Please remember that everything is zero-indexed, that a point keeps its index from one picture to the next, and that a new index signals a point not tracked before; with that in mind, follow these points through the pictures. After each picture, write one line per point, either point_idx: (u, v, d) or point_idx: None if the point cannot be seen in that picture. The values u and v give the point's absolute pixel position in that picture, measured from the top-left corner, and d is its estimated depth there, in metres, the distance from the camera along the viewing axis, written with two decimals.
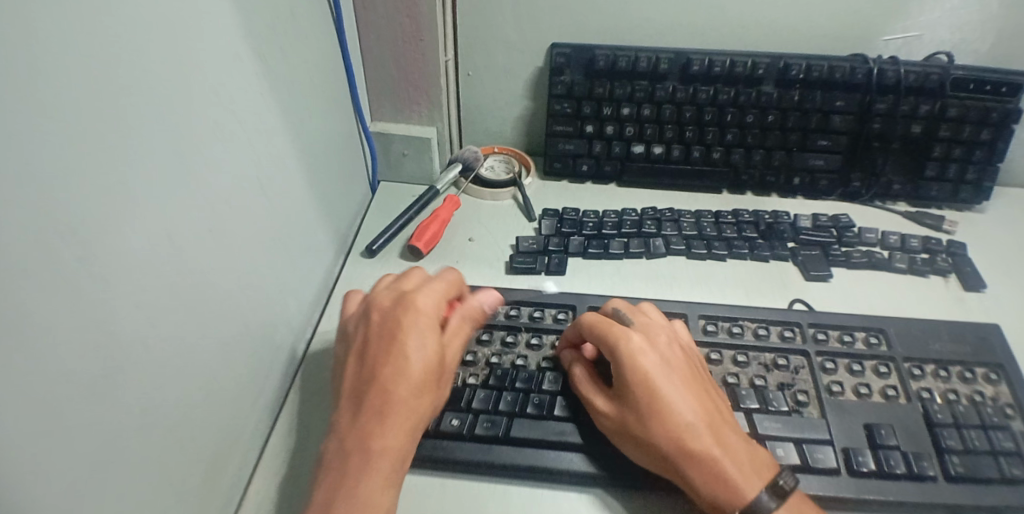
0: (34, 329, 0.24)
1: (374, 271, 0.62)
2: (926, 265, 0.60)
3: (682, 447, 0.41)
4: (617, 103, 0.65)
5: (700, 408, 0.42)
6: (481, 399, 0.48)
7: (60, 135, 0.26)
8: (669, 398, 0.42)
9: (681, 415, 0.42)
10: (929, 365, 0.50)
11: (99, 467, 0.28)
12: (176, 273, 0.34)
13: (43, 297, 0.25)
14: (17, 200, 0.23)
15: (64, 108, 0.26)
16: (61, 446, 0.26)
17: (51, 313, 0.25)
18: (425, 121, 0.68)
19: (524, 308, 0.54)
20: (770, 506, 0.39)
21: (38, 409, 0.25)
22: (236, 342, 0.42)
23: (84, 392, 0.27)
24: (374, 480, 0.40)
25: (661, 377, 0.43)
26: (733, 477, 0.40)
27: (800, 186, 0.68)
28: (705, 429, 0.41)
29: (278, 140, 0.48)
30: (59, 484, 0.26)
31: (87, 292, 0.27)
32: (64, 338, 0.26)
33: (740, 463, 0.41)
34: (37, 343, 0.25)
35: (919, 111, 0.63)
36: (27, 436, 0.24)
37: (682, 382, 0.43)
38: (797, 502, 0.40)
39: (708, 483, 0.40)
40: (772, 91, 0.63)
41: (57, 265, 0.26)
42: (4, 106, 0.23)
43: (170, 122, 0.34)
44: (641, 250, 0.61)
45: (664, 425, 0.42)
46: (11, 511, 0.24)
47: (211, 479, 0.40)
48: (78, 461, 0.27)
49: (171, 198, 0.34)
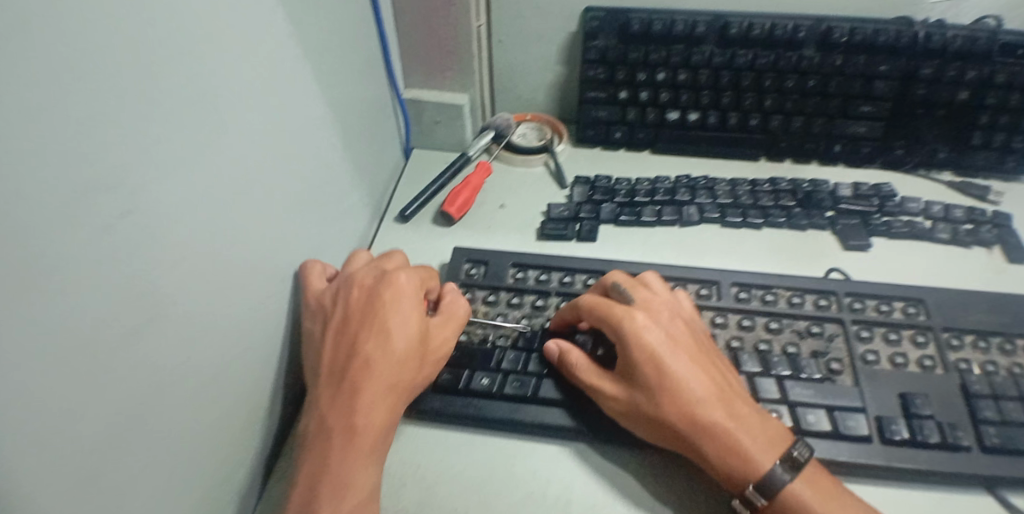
0: (68, 282, 0.26)
1: (407, 236, 0.63)
2: (970, 236, 0.59)
3: (694, 421, 0.41)
4: (652, 69, 0.64)
5: (710, 382, 0.42)
6: (511, 360, 0.49)
7: (87, 102, 0.27)
8: (677, 374, 0.42)
9: (690, 390, 0.42)
10: (968, 336, 0.49)
11: (132, 413, 0.30)
12: (208, 235, 0.36)
13: (76, 251, 0.26)
14: (49, 163, 0.25)
15: (90, 77, 0.27)
16: (95, 390, 0.28)
17: (85, 266, 0.27)
18: (456, 87, 0.68)
19: (555, 274, 0.55)
20: (785, 478, 0.39)
21: (73, 355, 0.27)
22: (267, 302, 0.44)
23: (117, 342, 0.29)
24: (359, 457, 0.41)
25: (668, 352, 0.43)
26: (748, 448, 0.40)
27: (841, 153, 0.66)
28: (716, 402, 0.41)
29: (312, 105, 0.48)
30: (94, 423, 0.28)
31: (118, 249, 0.29)
32: (98, 292, 0.28)
33: (753, 434, 0.41)
34: (70, 295, 0.26)
35: (965, 77, 0.60)
36: (62, 380, 0.26)
37: (688, 357, 0.43)
38: (813, 473, 0.40)
39: (720, 456, 0.41)
40: (813, 56, 0.61)
41: (88, 222, 0.27)
42: (33, 76, 0.24)
43: (201, 90, 0.35)
44: (674, 218, 0.61)
45: (673, 400, 0.42)
46: (49, 448, 0.25)
47: (245, 430, 0.43)
48: (111, 405, 0.29)
49: (200, 161, 0.35)
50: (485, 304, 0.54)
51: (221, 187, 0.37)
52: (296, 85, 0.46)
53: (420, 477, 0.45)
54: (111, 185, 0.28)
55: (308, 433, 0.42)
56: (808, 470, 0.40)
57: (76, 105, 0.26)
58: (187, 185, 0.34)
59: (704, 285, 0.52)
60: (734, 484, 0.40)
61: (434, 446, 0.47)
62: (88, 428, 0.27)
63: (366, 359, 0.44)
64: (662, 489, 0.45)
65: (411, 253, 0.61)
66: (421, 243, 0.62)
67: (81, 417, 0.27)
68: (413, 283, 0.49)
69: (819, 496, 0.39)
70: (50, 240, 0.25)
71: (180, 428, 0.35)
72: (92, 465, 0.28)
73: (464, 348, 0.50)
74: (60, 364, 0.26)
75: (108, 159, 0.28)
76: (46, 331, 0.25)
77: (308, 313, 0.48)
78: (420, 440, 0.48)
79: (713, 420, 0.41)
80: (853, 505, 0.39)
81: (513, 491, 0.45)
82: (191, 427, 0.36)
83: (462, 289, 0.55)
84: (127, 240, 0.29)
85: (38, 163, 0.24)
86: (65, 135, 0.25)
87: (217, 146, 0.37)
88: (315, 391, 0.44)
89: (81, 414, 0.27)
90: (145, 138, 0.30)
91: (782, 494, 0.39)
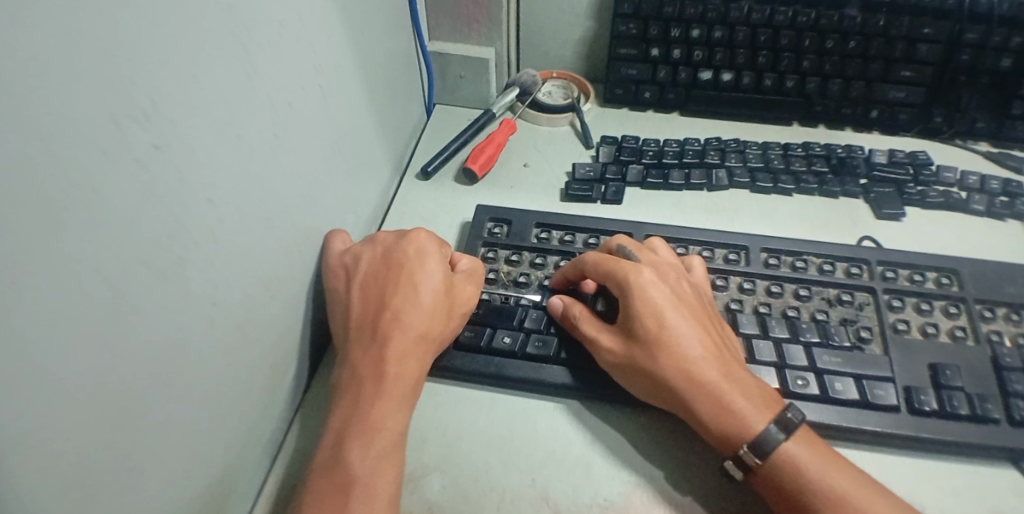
0: (91, 221, 0.26)
1: (429, 194, 0.62)
2: (1005, 207, 0.57)
3: (691, 380, 0.41)
4: (687, 25, 0.62)
5: (709, 342, 0.42)
6: (533, 320, 0.49)
7: (112, 36, 0.26)
8: (677, 331, 0.42)
9: (690, 348, 0.42)
10: (1001, 308, 0.48)
11: (157, 357, 0.31)
12: (233, 182, 0.35)
13: (102, 193, 0.26)
14: (73, 101, 0.24)
15: (115, 11, 0.26)
16: (121, 333, 0.28)
17: (110, 209, 0.26)
18: (482, 41, 0.66)
19: (580, 235, 0.54)
20: (779, 437, 0.39)
21: (98, 298, 0.26)
22: (292, 253, 0.43)
23: (143, 286, 0.29)
24: (387, 404, 0.42)
25: (671, 311, 0.43)
26: (742, 408, 0.40)
27: (877, 120, 0.64)
28: (714, 362, 0.41)
29: (340, 54, 0.47)
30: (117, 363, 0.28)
31: (142, 192, 0.28)
32: (120, 235, 0.27)
33: (750, 395, 0.41)
34: (91, 237, 0.26)
35: (1011, 43, 0.57)
36: (86, 321, 0.26)
37: (691, 317, 0.43)
38: (806, 436, 0.40)
39: (714, 416, 0.40)
40: (856, 15, 0.59)
41: (114, 162, 0.26)
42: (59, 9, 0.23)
43: (229, 27, 0.33)
44: (703, 182, 0.60)
45: (671, 357, 0.42)
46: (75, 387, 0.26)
47: (272, 379, 0.43)
48: (136, 349, 0.29)
49: (227, 105, 0.34)
50: (508, 263, 0.53)
51: (249, 132, 0.37)
52: (325, 30, 0.44)
53: (442, 433, 0.46)
54: (139, 121, 0.28)
55: (342, 384, 0.43)
56: (801, 433, 0.40)
57: (101, 32, 0.25)
58: (216, 127, 0.33)
59: (733, 250, 0.52)
60: (728, 444, 0.40)
61: (455, 404, 0.47)
62: (114, 365, 0.28)
63: (397, 313, 0.45)
64: (684, 452, 0.45)
65: (434, 211, 0.60)
66: (444, 201, 0.61)
67: (107, 356, 0.27)
68: (438, 246, 0.50)
69: (812, 456, 0.39)
70: (78, 175, 0.25)
71: (209, 373, 0.35)
72: (118, 404, 0.28)
73: (486, 307, 0.50)
74: (86, 301, 0.26)
75: (133, 97, 0.27)
76: (71, 269, 0.25)
77: (327, 273, 0.48)
78: (441, 398, 0.48)
79: (709, 378, 0.41)
80: (847, 468, 0.39)
81: (534, 449, 0.45)
82: (219, 373, 0.36)
83: (486, 248, 0.54)
84: (155, 179, 0.29)
85: (65, 90, 0.24)
86: (90, 63, 0.25)
87: (246, 89, 0.36)
88: (345, 345, 0.45)
89: (107, 354, 0.27)
90: (171, 75, 0.29)
91: (775, 453, 0.39)
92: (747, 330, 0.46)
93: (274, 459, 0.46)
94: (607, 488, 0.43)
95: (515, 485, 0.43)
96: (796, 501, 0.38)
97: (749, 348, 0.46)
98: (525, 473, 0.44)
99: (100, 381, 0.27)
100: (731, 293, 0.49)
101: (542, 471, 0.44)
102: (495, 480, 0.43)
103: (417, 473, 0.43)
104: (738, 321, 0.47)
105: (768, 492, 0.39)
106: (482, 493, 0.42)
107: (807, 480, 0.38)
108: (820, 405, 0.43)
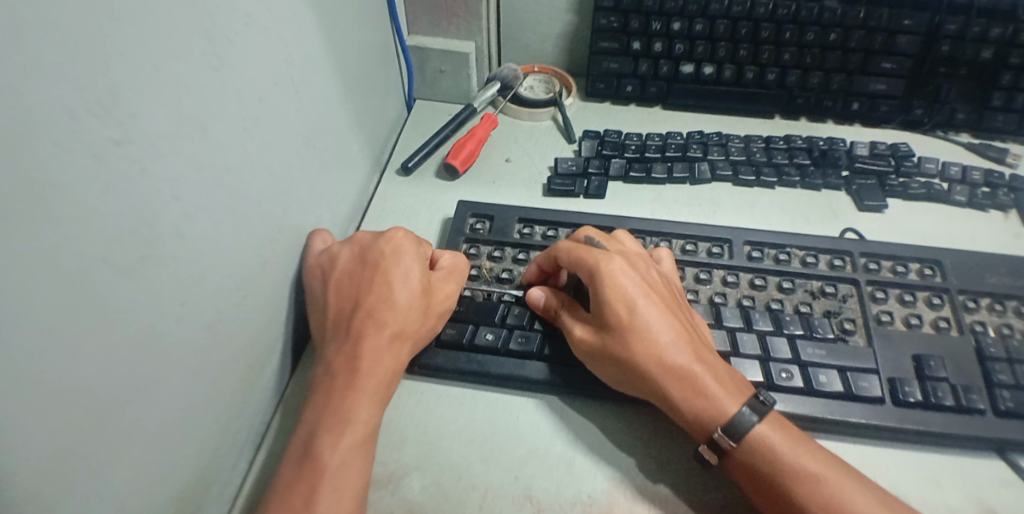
0: (48, 219, 0.24)
1: (409, 189, 0.61)
2: (986, 198, 0.57)
3: (663, 366, 0.41)
4: (668, 18, 0.62)
5: (679, 327, 0.42)
6: (516, 316, 0.48)
7: (67, 28, 0.25)
8: (647, 318, 0.42)
9: (661, 335, 0.41)
10: (983, 299, 0.48)
11: (125, 360, 0.29)
12: (202, 178, 0.34)
13: (60, 189, 0.25)
14: (23, 96, 0.23)
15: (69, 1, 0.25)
16: (85, 334, 0.27)
17: (70, 207, 0.25)
18: (462, 35, 0.66)
19: (562, 230, 0.53)
20: (750, 420, 0.38)
21: (58, 300, 0.25)
22: (267, 251, 0.42)
23: (107, 285, 0.28)
24: (361, 397, 0.41)
25: (641, 297, 0.43)
26: (713, 392, 0.39)
27: (858, 113, 0.64)
28: (684, 346, 0.41)
29: (314, 44, 0.46)
30: (83, 366, 0.27)
31: (105, 188, 0.27)
32: (83, 232, 0.26)
33: (721, 380, 0.40)
34: (49, 236, 0.25)
35: (990, 34, 0.58)
36: (45, 325, 0.25)
37: (662, 304, 0.43)
38: (778, 420, 0.40)
39: (687, 400, 0.40)
40: (835, 7, 0.59)
41: (73, 158, 0.25)
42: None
43: (196, 13, 0.33)
44: (685, 175, 0.59)
45: (642, 344, 0.41)
46: (37, 393, 0.25)
47: (249, 380, 0.42)
48: (102, 350, 0.28)
49: (195, 98, 0.33)
50: (490, 259, 0.52)
51: (219, 122, 0.36)
52: (297, 20, 0.43)
53: (423, 432, 0.45)
54: (99, 114, 0.27)
55: (316, 380, 0.42)
56: (773, 416, 0.40)
57: (56, 14, 0.24)
58: (183, 115, 0.32)
59: (716, 243, 0.51)
60: (702, 430, 0.40)
61: (436, 402, 0.46)
62: (78, 365, 0.26)
63: (376, 311, 0.44)
64: (671, 447, 0.44)
65: (415, 207, 0.59)
66: (424, 196, 0.60)
67: (70, 354, 0.26)
68: (416, 245, 0.49)
69: (784, 438, 0.38)
70: (33, 171, 0.24)
71: (181, 376, 0.34)
72: (78, 411, 0.27)
73: (467, 304, 0.49)
74: (44, 300, 0.25)
75: (92, 91, 0.26)
76: (26, 270, 0.24)
77: (305, 272, 0.47)
78: (422, 395, 0.47)
79: (681, 364, 0.40)
80: (819, 450, 0.38)
81: (518, 446, 0.44)
82: (191, 374, 0.35)
83: (468, 244, 0.53)
84: (118, 169, 0.28)
85: (13, 80, 0.22)
86: (45, 45, 0.24)
87: (215, 78, 0.35)
88: (324, 344, 0.44)
89: (69, 352, 0.26)
90: (133, 65, 0.28)
91: (748, 436, 0.38)
92: (731, 323, 0.46)
93: (251, 461, 0.44)
94: (590, 485, 0.42)
95: (497, 484, 0.42)
96: (769, 484, 0.38)
97: (732, 341, 0.45)
98: (507, 471, 0.43)
99: (60, 381, 0.26)
100: (715, 286, 0.49)
101: (525, 468, 0.43)
102: (477, 479, 0.42)
103: (398, 473, 0.42)
104: (722, 315, 0.46)
105: (741, 477, 0.39)
106: (464, 493, 0.41)
107: (779, 462, 0.37)
108: (805, 398, 0.43)
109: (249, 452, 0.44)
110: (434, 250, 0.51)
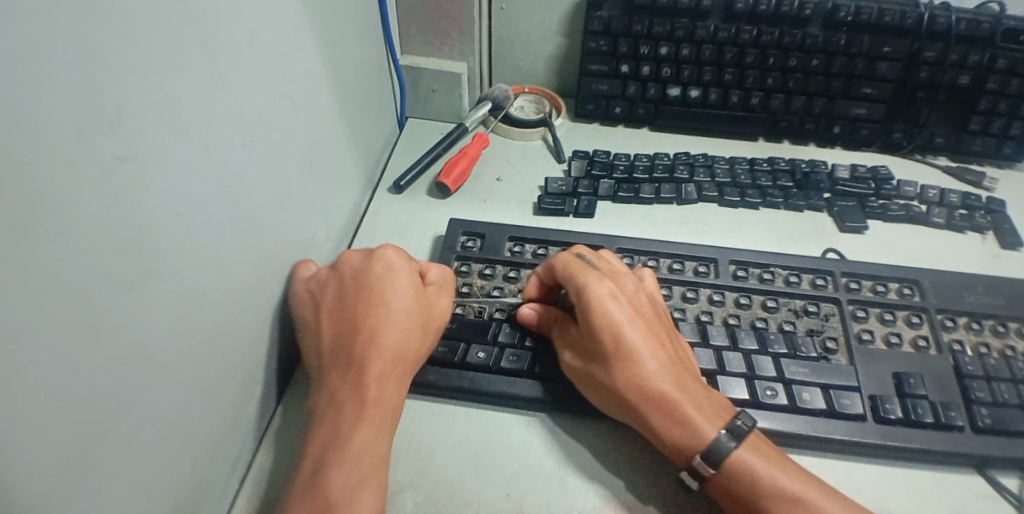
0: (58, 238, 0.25)
1: (401, 207, 0.61)
2: (964, 220, 0.59)
3: (645, 393, 0.41)
4: (656, 42, 0.63)
5: (663, 354, 0.43)
6: (507, 334, 0.48)
7: (81, 53, 0.25)
8: (633, 346, 0.42)
9: (646, 363, 0.42)
10: (963, 318, 0.50)
11: (126, 375, 0.29)
12: (203, 198, 0.35)
13: (69, 210, 0.25)
14: (35, 120, 0.23)
15: (83, 28, 0.25)
16: (92, 349, 0.27)
17: (80, 222, 0.26)
18: (455, 55, 0.67)
19: (552, 248, 0.54)
20: (728, 447, 0.39)
21: (69, 318, 0.26)
22: (261, 269, 0.42)
23: (113, 303, 0.28)
24: (356, 427, 0.41)
25: (627, 323, 0.43)
26: (695, 419, 0.40)
27: (839, 135, 0.66)
28: (668, 375, 0.42)
29: (312, 65, 0.47)
30: (85, 382, 0.27)
31: (115, 206, 0.28)
32: (93, 250, 0.27)
33: (702, 406, 0.41)
34: (60, 254, 0.25)
35: (967, 60, 0.60)
36: (53, 339, 0.25)
37: (646, 330, 0.43)
38: (758, 441, 0.40)
39: (668, 427, 0.41)
40: (817, 33, 0.61)
41: (82, 178, 0.26)
42: (19, 23, 0.22)
43: (200, 30, 0.33)
44: (673, 195, 0.61)
45: (627, 372, 0.42)
46: (44, 414, 0.25)
47: (243, 397, 0.42)
48: (106, 366, 0.28)
49: (195, 119, 0.33)
50: (481, 277, 0.53)
51: (220, 141, 0.36)
52: (297, 41, 0.44)
53: (416, 448, 0.45)
54: (107, 132, 0.27)
55: (316, 407, 0.43)
56: (751, 438, 0.40)
57: (64, 24, 0.24)
58: (182, 131, 0.32)
59: (702, 262, 0.52)
60: (681, 455, 0.40)
61: (428, 419, 0.46)
62: (78, 382, 0.27)
63: (370, 334, 0.44)
64: (660, 464, 0.44)
65: (407, 223, 0.60)
66: (416, 213, 0.61)
67: (71, 370, 0.26)
68: (406, 263, 0.49)
69: (763, 460, 0.39)
70: (42, 189, 0.24)
71: (177, 390, 0.34)
72: (81, 423, 0.27)
73: (460, 322, 0.49)
74: (51, 317, 0.25)
75: (102, 114, 0.27)
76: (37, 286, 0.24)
77: (297, 299, 0.46)
78: (413, 413, 0.47)
79: (664, 391, 0.41)
80: (797, 472, 0.39)
81: (509, 463, 0.44)
82: (189, 388, 0.35)
83: (459, 262, 0.54)
84: (121, 186, 0.28)
85: (34, 107, 0.23)
86: (53, 64, 0.24)
87: (215, 95, 0.35)
88: (320, 372, 0.45)
89: (71, 368, 0.26)
90: (140, 86, 0.29)
91: (726, 463, 0.39)
92: (716, 342, 0.47)
93: (244, 478, 0.44)
94: (582, 501, 0.42)
95: (489, 499, 0.42)
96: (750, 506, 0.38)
97: (719, 359, 0.46)
98: (499, 488, 0.43)
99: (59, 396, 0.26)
100: (701, 304, 0.50)
101: (517, 485, 0.43)
102: (469, 495, 0.42)
103: (391, 490, 0.42)
104: (709, 333, 0.47)
105: (724, 500, 0.39)
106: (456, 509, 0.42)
107: (760, 485, 0.38)
108: (789, 415, 0.44)
109: (240, 467, 0.44)
110: (422, 263, 0.52)
